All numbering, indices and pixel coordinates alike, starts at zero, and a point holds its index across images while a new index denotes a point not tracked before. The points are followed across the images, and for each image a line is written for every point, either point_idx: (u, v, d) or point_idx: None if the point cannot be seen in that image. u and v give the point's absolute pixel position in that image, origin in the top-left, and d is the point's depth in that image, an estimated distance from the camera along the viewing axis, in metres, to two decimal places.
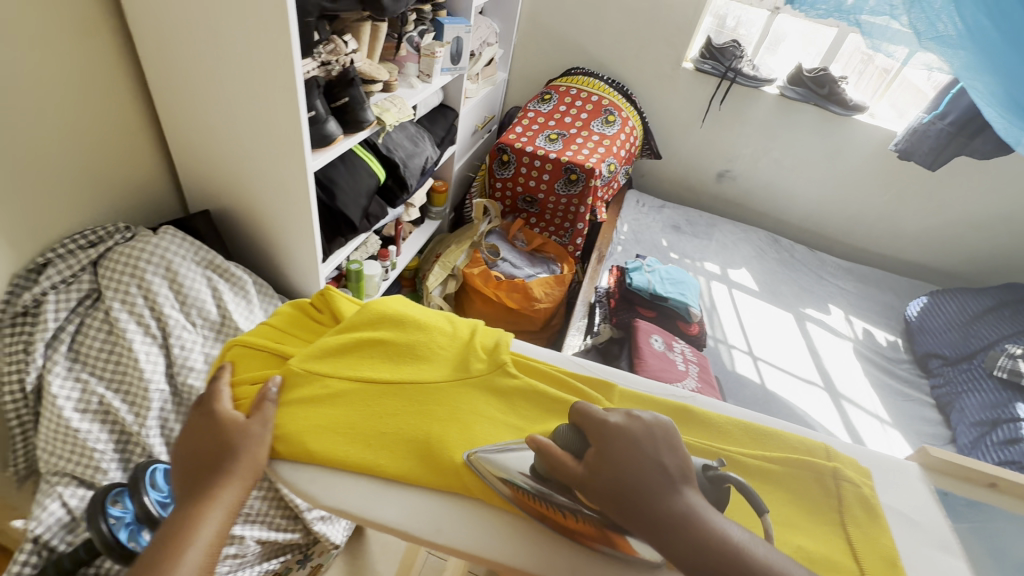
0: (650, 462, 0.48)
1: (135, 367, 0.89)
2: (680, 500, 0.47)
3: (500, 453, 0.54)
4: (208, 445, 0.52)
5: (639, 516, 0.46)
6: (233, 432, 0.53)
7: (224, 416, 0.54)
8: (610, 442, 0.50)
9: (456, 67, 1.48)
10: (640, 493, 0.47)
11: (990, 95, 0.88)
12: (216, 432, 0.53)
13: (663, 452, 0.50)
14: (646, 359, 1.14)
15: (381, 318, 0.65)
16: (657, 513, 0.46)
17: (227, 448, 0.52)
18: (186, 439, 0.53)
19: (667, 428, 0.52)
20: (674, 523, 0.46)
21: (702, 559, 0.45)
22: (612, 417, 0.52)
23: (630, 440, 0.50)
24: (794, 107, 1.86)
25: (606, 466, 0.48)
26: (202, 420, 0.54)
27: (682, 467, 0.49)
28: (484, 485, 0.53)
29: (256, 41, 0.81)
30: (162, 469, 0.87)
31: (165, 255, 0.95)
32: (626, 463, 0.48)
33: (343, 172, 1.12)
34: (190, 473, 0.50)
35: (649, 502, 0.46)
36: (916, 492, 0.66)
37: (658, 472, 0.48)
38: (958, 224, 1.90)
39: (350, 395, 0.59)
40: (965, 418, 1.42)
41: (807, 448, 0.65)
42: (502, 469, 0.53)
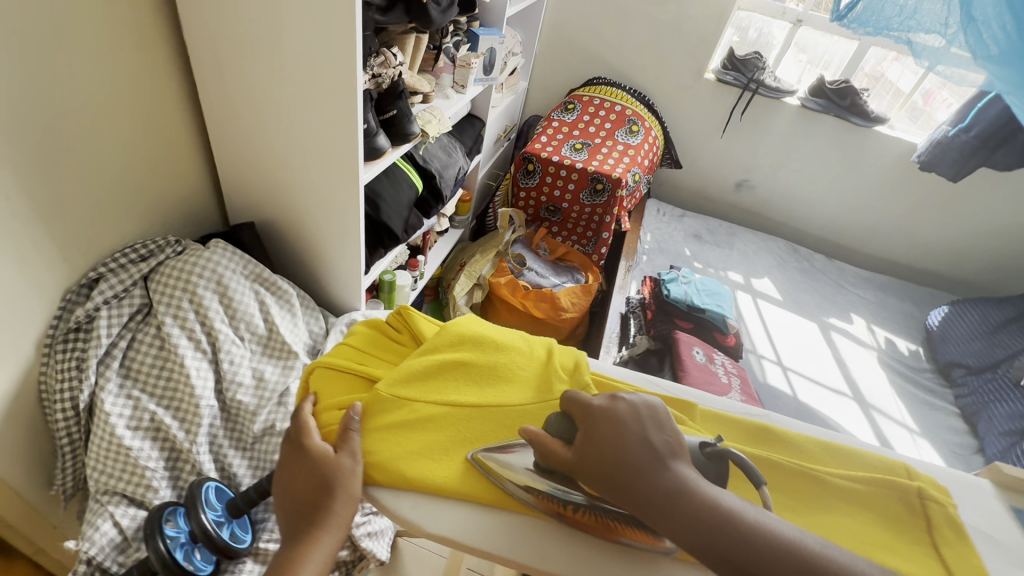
0: (636, 440, 0.50)
1: (186, 383, 0.88)
2: (669, 473, 0.48)
3: (501, 451, 0.56)
4: (303, 482, 0.52)
5: (630, 494, 0.47)
6: (324, 468, 0.52)
7: (314, 451, 0.53)
8: (595, 424, 0.51)
9: (488, 77, 1.49)
10: (627, 469, 0.48)
11: None
12: (308, 469, 0.52)
13: (649, 429, 0.51)
14: (690, 371, 1.14)
15: (461, 339, 0.65)
16: (647, 487, 0.47)
17: (320, 487, 0.51)
18: (282, 474, 0.54)
19: (653, 407, 0.53)
20: (664, 496, 0.47)
21: (696, 528, 0.45)
22: (596, 401, 0.53)
23: (615, 421, 0.51)
24: (815, 118, 1.87)
25: (593, 447, 0.50)
26: (293, 455, 0.54)
27: (670, 441, 0.51)
28: (487, 482, 0.54)
29: (319, 52, 0.81)
30: (214, 486, 0.85)
31: (216, 269, 0.94)
32: (612, 443, 0.50)
33: (386, 184, 1.12)
34: (293, 513, 0.51)
35: (637, 479, 0.48)
36: (995, 510, 0.66)
37: (643, 448, 0.49)
38: (975, 234, 1.92)
39: (439, 419, 0.58)
40: (993, 428, 1.42)
41: (887, 467, 0.66)
42: (503, 466, 0.55)
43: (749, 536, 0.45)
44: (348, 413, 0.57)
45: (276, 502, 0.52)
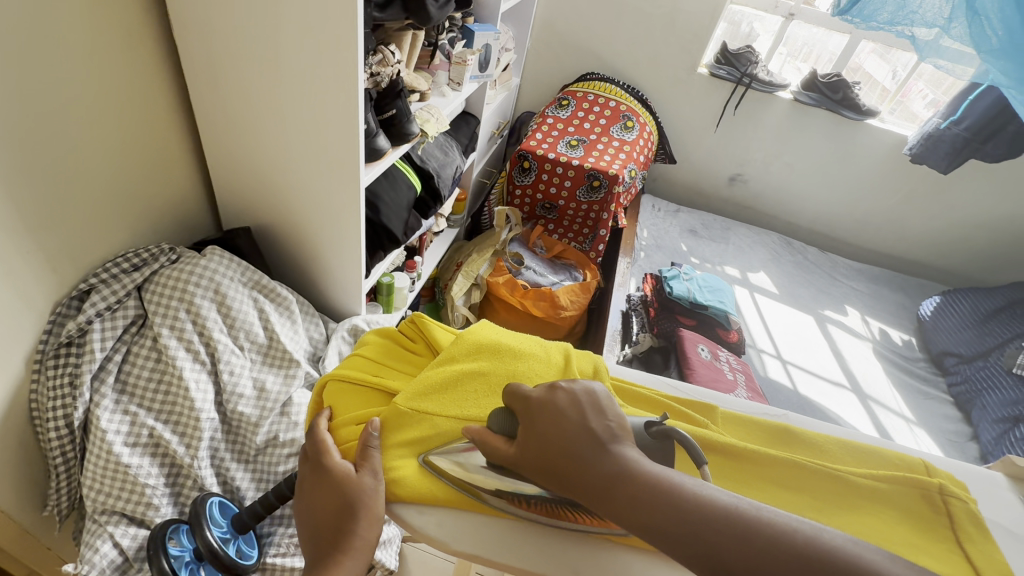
0: (574, 428, 0.48)
1: (186, 397, 0.85)
2: (611, 459, 0.46)
3: (454, 452, 0.54)
4: (325, 504, 0.51)
5: (571, 483, 0.46)
6: (345, 489, 0.51)
7: (333, 473, 0.52)
8: (533, 415, 0.50)
9: (482, 74, 1.47)
10: (567, 459, 0.47)
11: None
12: (329, 490, 0.51)
13: (589, 415, 0.49)
14: (696, 369, 1.14)
15: (478, 348, 0.63)
16: (588, 474, 0.46)
17: (343, 508, 0.50)
18: (303, 495, 0.53)
19: (594, 393, 0.51)
20: (607, 482, 0.45)
21: (640, 512, 0.43)
22: (532, 391, 0.52)
23: (553, 411, 0.49)
24: (807, 111, 1.88)
25: (532, 439, 0.49)
26: (314, 476, 0.53)
27: (611, 425, 0.49)
28: (439, 483, 0.53)
29: (319, 48, 0.78)
30: (218, 502, 0.83)
31: (213, 277, 0.91)
32: (549, 433, 0.48)
33: (385, 185, 1.10)
34: (318, 536, 0.50)
35: (578, 467, 0.46)
36: (1011, 504, 0.67)
37: (582, 435, 0.48)
38: (964, 225, 1.95)
39: (459, 433, 0.56)
40: (987, 415, 1.45)
41: (907, 465, 0.65)
42: (454, 465, 0.53)
43: (696, 512, 0.42)
44: (366, 428, 0.55)
45: (301, 526, 0.51)
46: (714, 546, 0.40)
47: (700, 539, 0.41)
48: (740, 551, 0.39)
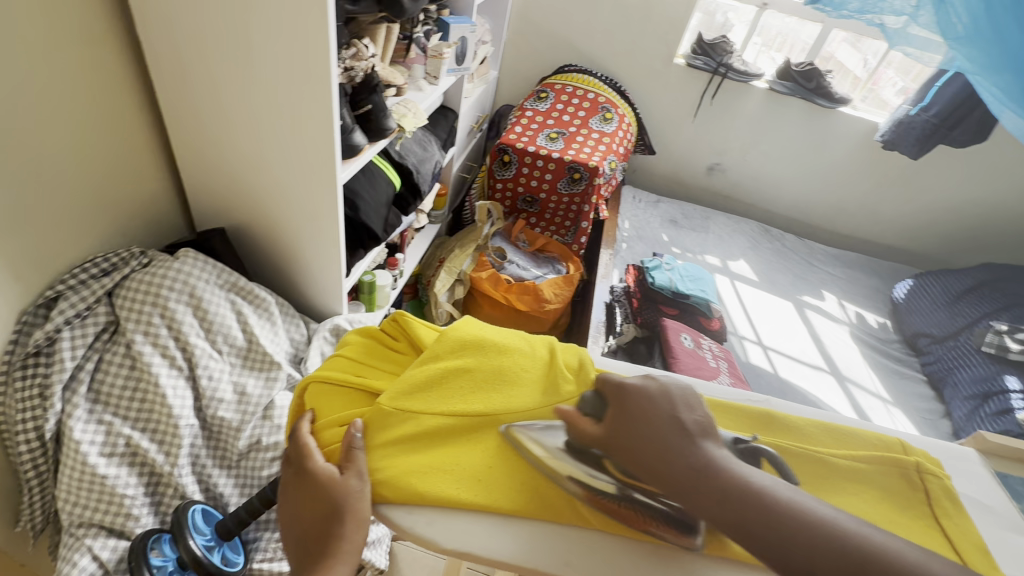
0: (666, 418, 0.51)
1: (163, 404, 0.83)
2: (698, 450, 0.49)
3: (536, 429, 0.57)
4: (310, 508, 0.51)
5: (659, 470, 0.48)
6: (330, 491, 0.51)
7: (318, 476, 0.52)
8: (626, 402, 0.53)
9: (461, 67, 1.44)
10: (652, 443, 0.50)
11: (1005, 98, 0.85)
12: (313, 494, 0.51)
13: (679, 409, 0.52)
14: (680, 357, 1.15)
15: (462, 345, 0.62)
16: (670, 461, 0.48)
17: (328, 511, 0.50)
18: (287, 501, 0.52)
19: (684, 389, 0.54)
20: (689, 470, 0.47)
21: (727, 507, 0.45)
22: (629, 380, 0.54)
23: (647, 400, 0.52)
24: (782, 100, 1.91)
25: (621, 421, 0.52)
26: (298, 481, 0.53)
27: (702, 422, 0.51)
28: (515, 455, 0.55)
29: (291, 42, 0.76)
30: (201, 509, 0.81)
31: (188, 280, 0.89)
32: (641, 419, 0.51)
33: (363, 182, 1.08)
34: (305, 541, 0.49)
35: (662, 452, 0.49)
36: (980, 477, 0.69)
37: (671, 424, 0.50)
38: (933, 209, 2.01)
39: (447, 432, 0.56)
40: (958, 392, 1.51)
41: (886, 444, 0.67)
42: (533, 441, 0.56)
43: (780, 513, 0.44)
44: (348, 430, 0.55)
45: (287, 532, 0.51)
46: (792, 549, 0.42)
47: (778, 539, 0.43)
48: (818, 555, 0.41)
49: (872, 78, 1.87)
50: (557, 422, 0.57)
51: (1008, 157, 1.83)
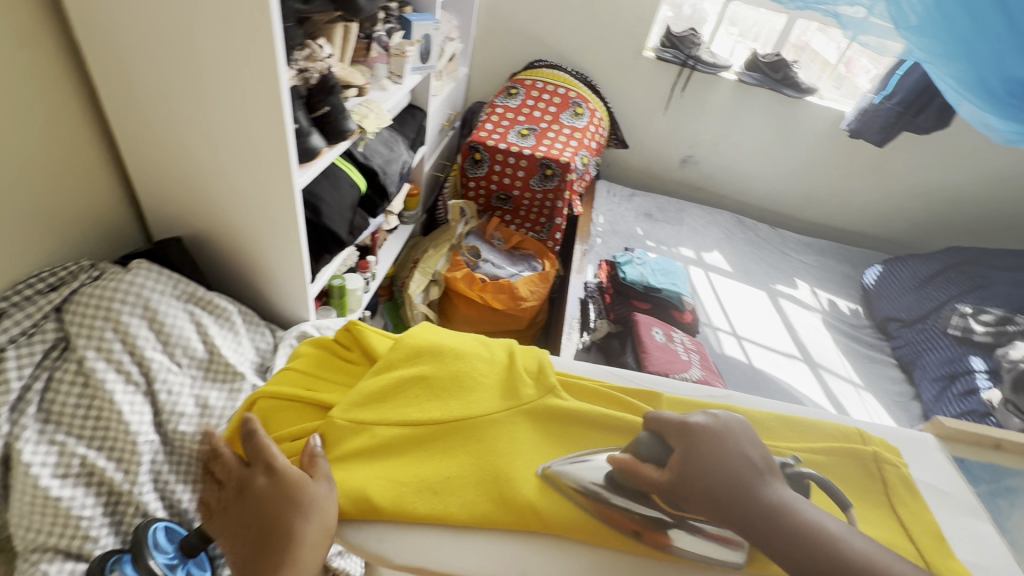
0: (737, 455, 0.49)
1: (120, 421, 0.80)
2: (767, 488, 0.47)
3: (573, 464, 0.56)
4: (273, 507, 0.47)
5: (729, 509, 0.47)
6: (298, 488, 0.48)
7: (285, 475, 0.49)
8: (692, 437, 0.51)
9: (425, 65, 1.42)
10: (723, 481, 0.48)
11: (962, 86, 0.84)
12: (277, 492, 0.47)
13: (744, 445, 0.51)
14: (652, 352, 1.15)
15: (418, 352, 0.62)
16: (739, 500, 0.47)
17: (295, 510, 0.47)
18: (245, 501, 0.48)
19: (743, 425, 0.54)
20: (761, 510, 0.46)
21: (801, 551, 0.44)
22: (692, 419, 0.53)
23: (713, 435, 0.51)
24: (751, 91, 1.92)
25: (687, 458, 0.50)
26: (260, 480, 0.49)
27: (766, 460, 0.50)
28: (554, 494, 0.53)
29: (239, 46, 0.74)
30: (163, 527, 0.79)
31: (141, 292, 0.86)
32: (711, 455, 0.49)
33: (326, 186, 1.05)
34: (260, 544, 0.45)
35: (736, 491, 0.47)
36: (938, 462, 0.71)
37: (740, 462, 0.49)
38: (900, 196, 2.05)
39: (403, 442, 0.56)
40: (927, 374, 1.55)
41: (844, 435, 0.68)
42: (571, 478, 0.55)
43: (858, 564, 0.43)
44: (308, 444, 0.53)
45: (236, 534, 0.46)
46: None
47: None
48: None
49: (844, 64, 1.88)
50: (597, 457, 0.56)
51: (971, 143, 1.86)
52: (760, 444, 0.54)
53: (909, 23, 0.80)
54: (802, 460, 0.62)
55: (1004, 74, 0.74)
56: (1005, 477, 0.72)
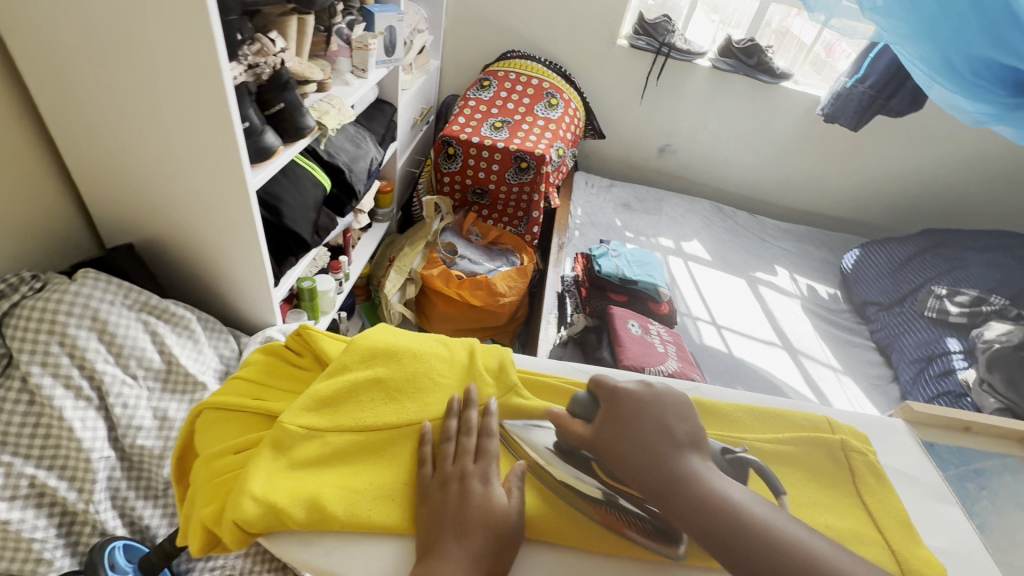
0: (656, 423, 0.53)
1: (71, 438, 0.77)
2: (683, 459, 0.51)
3: (529, 429, 0.57)
4: (472, 523, 0.46)
5: (639, 468, 0.51)
6: (504, 520, 0.48)
7: (497, 497, 0.49)
8: (619, 404, 0.56)
9: (391, 58, 1.38)
10: (639, 442, 0.53)
11: (932, 71, 0.75)
12: (484, 512, 0.47)
13: (671, 418, 0.54)
14: (627, 345, 1.14)
15: (371, 354, 0.59)
16: (652, 465, 0.51)
17: (493, 544, 0.46)
18: (449, 495, 0.48)
19: (678, 402, 0.57)
20: (669, 476, 0.50)
21: (701, 515, 0.47)
22: (624, 387, 0.58)
23: (639, 402, 0.56)
24: (726, 77, 1.91)
25: (613, 422, 0.55)
26: (477, 488, 0.49)
27: (691, 432, 0.54)
28: (504, 452, 0.55)
29: (177, 43, 0.70)
30: (122, 545, 0.76)
31: (89, 302, 0.82)
32: (632, 419, 0.54)
33: (287, 187, 1.02)
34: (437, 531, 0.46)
35: (652, 457, 0.51)
36: (908, 448, 0.70)
37: (659, 431, 0.53)
38: (876, 179, 2.06)
39: (358, 450, 0.53)
40: (904, 356, 1.55)
41: (813, 424, 0.66)
42: (525, 443, 0.56)
43: (755, 531, 0.45)
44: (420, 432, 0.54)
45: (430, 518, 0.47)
46: (754, 557, 0.44)
47: (754, 553, 0.44)
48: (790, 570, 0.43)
49: (825, 49, 1.88)
50: (546, 422, 0.58)
51: (943, 125, 1.88)
52: (696, 421, 0.57)
53: (874, 3, 0.71)
54: (748, 449, 0.62)
55: (970, 55, 0.68)
56: (975, 461, 0.72)
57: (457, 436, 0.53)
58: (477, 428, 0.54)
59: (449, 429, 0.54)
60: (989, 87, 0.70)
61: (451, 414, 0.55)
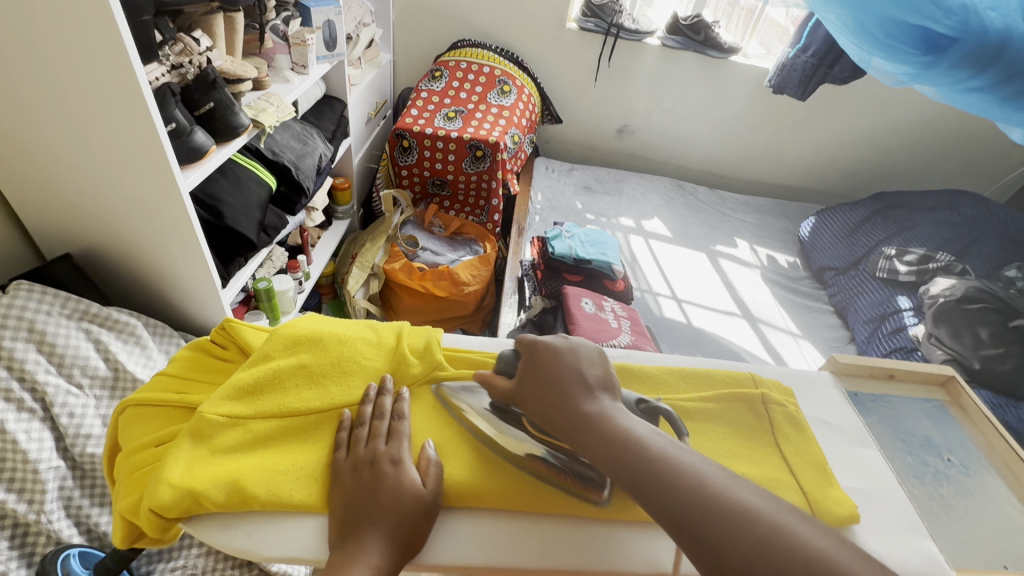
0: (570, 369, 0.56)
1: (16, 450, 0.77)
2: (593, 400, 0.53)
3: (463, 391, 0.61)
4: (382, 505, 0.48)
5: (551, 411, 0.54)
6: (415, 499, 0.49)
7: (409, 476, 0.50)
8: (535, 356, 0.59)
9: (332, 53, 1.37)
10: (552, 387, 0.55)
11: (863, 32, 0.66)
12: (394, 493, 0.49)
13: (584, 366, 0.56)
14: (580, 323, 1.16)
15: (296, 341, 0.61)
16: (566, 406, 0.53)
17: (405, 522, 0.48)
18: (361, 479, 0.50)
19: (598, 353, 0.59)
20: (578, 416, 0.52)
21: (606, 449, 0.49)
22: (543, 339, 0.60)
23: (553, 352, 0.58)
24: (675, 55, 1.93)
25: (532, 371, 0.58)
26: (388, 469, 0.50)
27: (604, 377, 0.56)
28: (440, 408, 0.60)
29: (85, 47, 0.69)
30: (77, 553, 0.76)
31: (25, 314, 0.82)
32: (545, 367, 0.57)
33: (227, 187, 1.02)
34: (350, 521, 0.47)
35: (563, 399, 0.54)
36: (831, 398, 0.73)
37: (573, 376, 0.55)
38: (829, 147, 2.10)
39: (283, 434, 0.54)
40: (859, 317, 1.60)
41: (737, 381, 0.69)
42: (460, 401, 0.60)
43: (654, 462, 0.46)
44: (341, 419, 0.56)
45: (344, 508, 0.48)
46: (649, 485, 0.45)
47: (654, 480, 0.45)
48: (681, 497, 0.43)
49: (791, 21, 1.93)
50: (479, 386, 0.62)
51: (887, 91, 1.92)
52: (613, 370, 0.58)
53: None
54: (663, 399, 0.65)
55: (877, 15, 0.63)
56: (895, 406, 0.76)
57: (371, 421, 0.55)
58: (390, 412, 0.56)
59: (363, 415, 0.55)
60: (902, 48, 0.64)
61: (366, 401, 0.57)
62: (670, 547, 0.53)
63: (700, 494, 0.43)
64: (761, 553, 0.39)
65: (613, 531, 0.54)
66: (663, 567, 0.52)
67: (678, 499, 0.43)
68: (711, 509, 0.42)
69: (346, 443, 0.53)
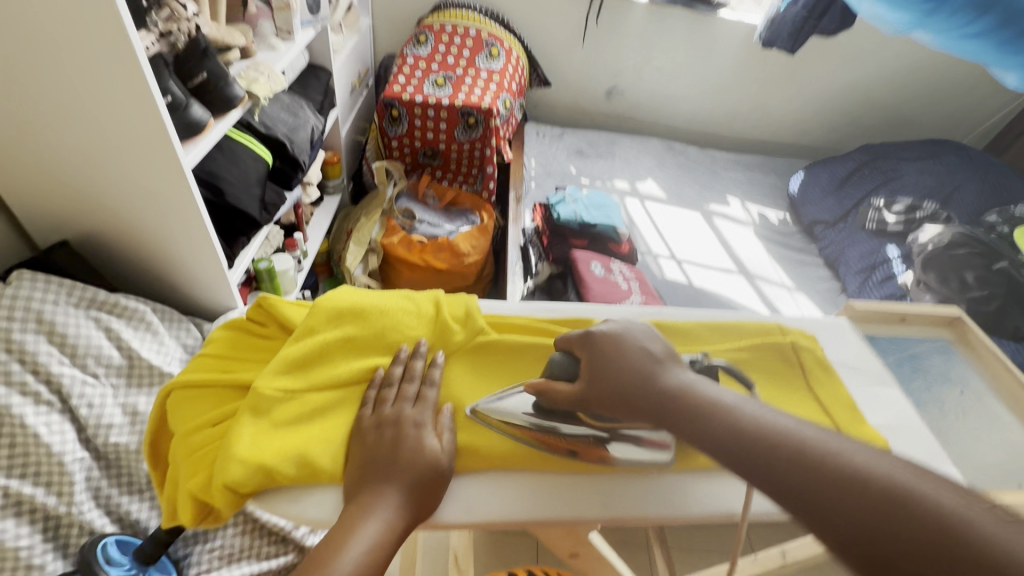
0: (636, 348, 0.55)
1: (38, 444, 0.75)
2: (668, 375, 0.52)
3: (499, 401, 0.57)
4: (400, 462, 0.48)
5: (628, 396, 0.52)
6: (434, 462, 0.49)
7: (430, 441, 0.50)
8: (594, 340, 0.56)
9: (316, 18, 1.30)
10: (620, 368, 0.53)
11: None
12: (413, 454, 0.48)
13: (646, 343, 0.56)
14: (591, 287, 1.18)
15: (338, 314, 0.60)
16: (645, 387, 0.51)
17: (421, 482, 0.47)
18: (383, 437, 0.50)
19: (646, 328, 0.58)
20: (658, 390, 0.51)
21: (702, 426, 0.47)
22: (595, 328, 0.58)
23: (612, 338, 0.56)
24: (664, 11, 1.89)
25: (596, 359, 0.55)
26: (410, 431, 0.50)
27: (667, 350, 0.56)
28: (488, 431, 0.55)
29: (73, 16, 0.64)
30: (114, 540, 0.75)
31: (31, 304, 0.79)
32: (609, 351, 0.55)
33: (225, 163, 0.97)
34: (363, 481, 0.47)
35: (639, 379, 0.52)
36: (850, 341, 0.76)
37: (640, 352, 0.54)
38: (814, 103, 2.12)
39: (337, 405, 0.54)
40: (850, 268, 1.65)
41: (766, 330, 0.72)
42: (502, 413, 0.57)
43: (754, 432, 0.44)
44: (371, 386, 0.55)
45: (357, 471, 0.48)
46: (760, 459, 0.43)
47: (763, 454, 0.43)
48: (794, 468, 0.41)
49: None
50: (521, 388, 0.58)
51: (872, 43, 1.94)
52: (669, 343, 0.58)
53: None
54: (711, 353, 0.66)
55: None
56: (911, 345, 0.79)
57: (400, 383, 0.55)
58: (420, 376, 0.56)
59: (392, 376, 0.56)
60: None
61: (397, 363, 0.57)
62: (718, 493, 0.56)
63: (805, 458, 0.41)
64: (878, 512, 0.36)
65: (673, 479, 0.56)
66: (712, 509, 0.54)
67: (784, 467, 0.41)
68: (817, 474, 0.40)
69: (367, 411, 0.53)
